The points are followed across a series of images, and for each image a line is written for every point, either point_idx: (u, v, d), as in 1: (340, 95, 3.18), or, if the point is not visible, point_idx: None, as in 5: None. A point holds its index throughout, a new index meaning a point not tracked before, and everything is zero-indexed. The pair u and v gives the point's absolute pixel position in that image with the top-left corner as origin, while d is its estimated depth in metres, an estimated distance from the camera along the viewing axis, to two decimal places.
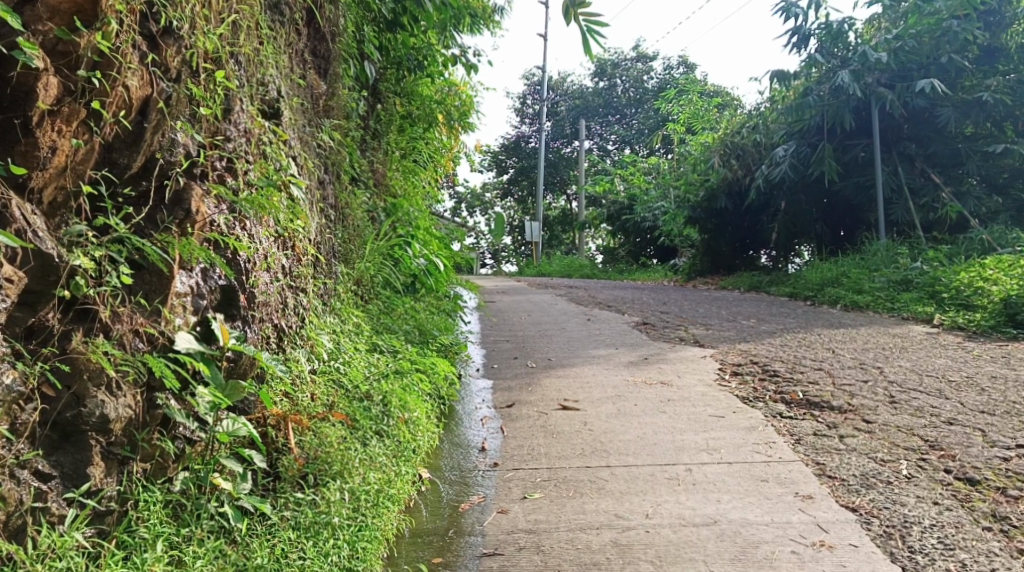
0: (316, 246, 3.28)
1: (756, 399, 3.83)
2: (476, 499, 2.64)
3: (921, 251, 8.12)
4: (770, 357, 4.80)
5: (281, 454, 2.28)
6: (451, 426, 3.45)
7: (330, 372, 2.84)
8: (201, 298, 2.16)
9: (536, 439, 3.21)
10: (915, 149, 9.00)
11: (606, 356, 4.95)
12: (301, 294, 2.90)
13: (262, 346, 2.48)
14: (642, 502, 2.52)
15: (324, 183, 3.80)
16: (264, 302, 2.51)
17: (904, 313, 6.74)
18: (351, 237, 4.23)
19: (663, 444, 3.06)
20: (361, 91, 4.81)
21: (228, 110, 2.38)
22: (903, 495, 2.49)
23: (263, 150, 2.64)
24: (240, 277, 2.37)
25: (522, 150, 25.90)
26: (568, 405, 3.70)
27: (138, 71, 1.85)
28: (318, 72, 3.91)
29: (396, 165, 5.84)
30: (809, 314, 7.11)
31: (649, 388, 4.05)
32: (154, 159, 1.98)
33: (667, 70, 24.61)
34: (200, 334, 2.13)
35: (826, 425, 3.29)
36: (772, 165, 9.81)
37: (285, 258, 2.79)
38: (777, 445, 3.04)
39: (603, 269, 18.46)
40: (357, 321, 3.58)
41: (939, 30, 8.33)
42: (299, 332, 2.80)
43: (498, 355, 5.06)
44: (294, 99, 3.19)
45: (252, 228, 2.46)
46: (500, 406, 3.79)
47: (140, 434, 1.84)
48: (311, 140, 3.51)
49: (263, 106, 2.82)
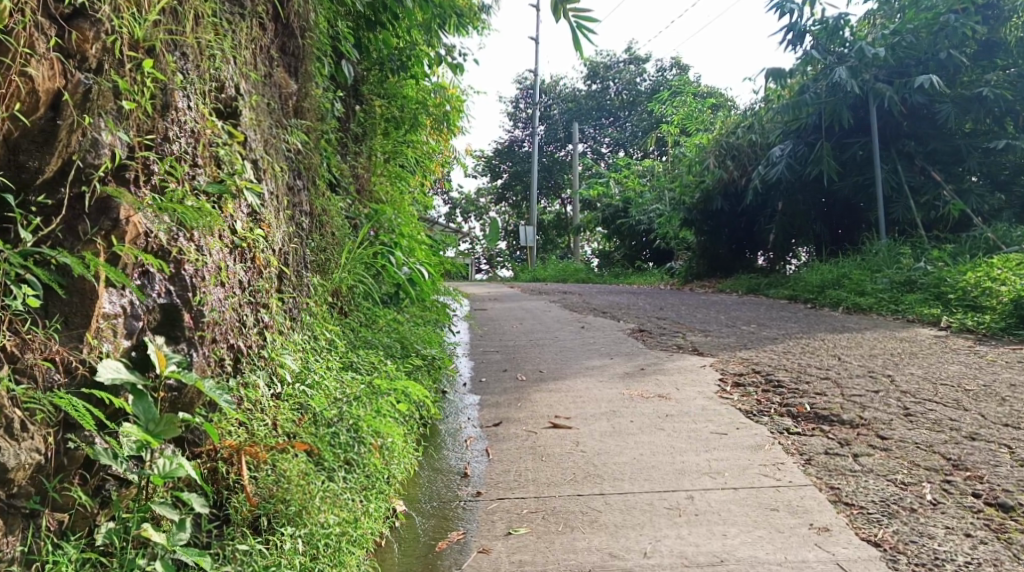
0: (284, 258, 3.03)
1: (760, 412, 3.57)
2: (455, 536, 2.38)
3: (925, 250, 7.90)
4: (773, 366, 4.55)
5: (232, 493, 2.04)
6: (432, 449, 3.19)
7: (296, 396, 2.59)
8: (136, 319, 1.91)
9: (524, 463, 2.95)
10: (915, 146, 8.78)
11: (600, 366, 4.70)
12: (262, 311, 2.64)
13: (212, 371, 2.22)
14: (639, 538, 2.27)
15: (295, 190, 3.54)
16: (216, 321, 2.24)
17: (910, 315, 6.50)
18: (328, 247, 3.98)
19: (662, 468, 2.80)
20: (338, 92, 4.55)
21: (166, 106, 2.11)
22: (930, 525, 2.25)
23: (215, 153, 2.38)
24: (186, 294, 2.10)
25: (515, 155, 25.72)
26: (559, 423, 3.45)
27: (44, 60, 1.63)
28: (288, 70, 3.66)
29: (380, 171, 5.60)
30: (811, 318, 6.88)
31: (646, 403, 3.79)
32: (71, 162, 1.73)
33: (660, 72, 24.42)
34: (133, 361, 1.88)
35: (838, 442, 3.05)
36: (769, 165, 9.59)
37: (244, 272, 2.53)
38: (787, 466, 2.79)
39: (598, 273, 18.26)
40: (331, 337, 3.32)
41: (937, 25, 8.16)
42: (260, 353, 2.56)
43: (487, 367, 4.81)
44: (256, 97, 2.93)
45: (201, 238, 2.20)
46: (486, 424, 3.53)
47: (51, 481, 1.59)
48: (279, 142, 3.26)
49: (216, 104, 2.56)
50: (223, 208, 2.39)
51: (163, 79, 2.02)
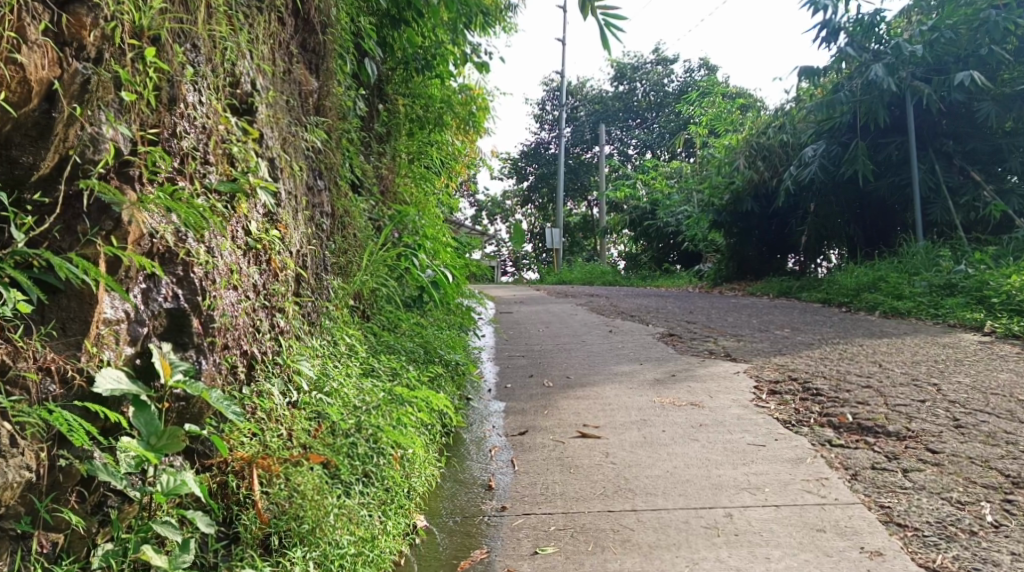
0: (302, 261, 2.92)
1: (799, 422, 3.40)
2: (479, 554, 2.25)
3: (966, 253, 7.64)
4: (811, 373, 4.36)
5: (242, 510, 1.94)
6: (455, 459, 3.06)
7: (313, 404, 2.47)
8: (140, 324, 1.82)
9: (552, 475, 2.81)
10: (953, 145, 8.50)
11: (628, 372, 4.54)
12: (278, 314, 2.53)
13: (223, 379, 2.11)
14: (675, 560, 2.12)
15: (316, 190, 3.44)
16: (227, 326, 2.13)
17: (951, 320, 6.25)
18: (349, 248, 3.87)
19: (697, 482, 2.65)
20: (361, 90, 4.45)
21: (173, 99, 2.00)
22: (995, 551, 2.08)
23: (227, 150, 2.27)
24: (197, 299, 1.99)
25: (541, 157, 25.55)
26: (588, 433, 3.30)
27: (36, 47, 1.54)
28: (309, 68, 3.56)
29: (404, 172, 5.50)
30: (847, 322, 6.64)
31: (678, 411, 3.63)
32: (69, 158, 1.63)
33: (688, 73, 24.04)
34: (137, 369, 1.79)
35: (884, 455, 2.87)
36: (801, 165, 9.36)
37: (259, 275, 2.42)
38: (831, 482, 2.62)
39: (625, 276, 18.01)
40: (351, 341, 3.20)
41: (977, 21, 7.86)
42: (275, 359, 2.45)
43: (511, 373, 4.66)
44: (274, 93, 2.82)
45: (212, 240, 2.10)
46: (511, 433, 3.40)
47: (43, 501, 1.50)
48: (299, 140, 3.14)
49: (231, 100, 2.46)
50: (235, 209, 2.28)
51: (168, 70, 1.92)
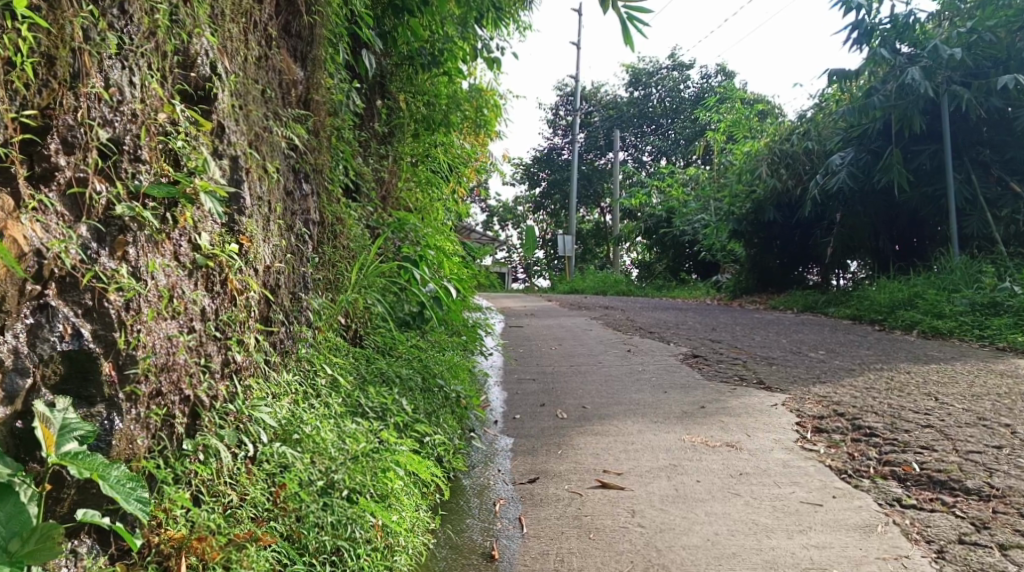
0: (273, 281, 2.45)
1: (857, 474, 2.89)
2: None
3: (1009, 269, 7.11)
4: (859, 407, 3.84)
5: None
6: (454, 517, 2.58)
7: (276, 457, 1.98)
8: (21, 375, 1.36)
9: (568, 542, 2.33)
10: (990, 154, 7.94)
11: (651, 402, 4.04)
12: (235, 349, 2.06)
13: (151, 439, 1.66)
14: None
15: (297, 193, 2.97)
16: (157, 370, 1.68)
17: (1000, 344, 5.71)
18: (339, 260, 3.44)
19: (746, 558, 2.17)
20: (356, 84, 3.97)
21: (78, 76, 1.54)
22: None
23: (169, 146, 1.80)
24: (108, 339, 1.53)
25: (554, 163, 25.07)
26: (609, 482, 2.82)
27: None
28: (294, 56, 3.11)
29: (409, 176, 5.06)
30: (884, 343, 6.10)
31: (713, 455, 3.14)
32: None
33: (705, 79, 23.38)
34: (15, 435, 1.33)
35: (971, 522, 2.37)
36: (828, 174, 8.84)
37: (209, 299, 1.96)
38: (914, 562, 2.13)
39: (639, 285, 17.47)
40: (335, 374, 2.74)
41: (1018, 22, 7.35)
42: (229, 403, 1.98)
43: (520, 400, 4.19)
44: (241, 80, 2.35)
45: (138, 257, 1.65)
46: (520, 481, 2.90)
47: None
48: (275, 136, 2.67)
49: (180, 85, 2.00)
50: (176, 218, 1.81)
51: (58, 34, 1.48)
